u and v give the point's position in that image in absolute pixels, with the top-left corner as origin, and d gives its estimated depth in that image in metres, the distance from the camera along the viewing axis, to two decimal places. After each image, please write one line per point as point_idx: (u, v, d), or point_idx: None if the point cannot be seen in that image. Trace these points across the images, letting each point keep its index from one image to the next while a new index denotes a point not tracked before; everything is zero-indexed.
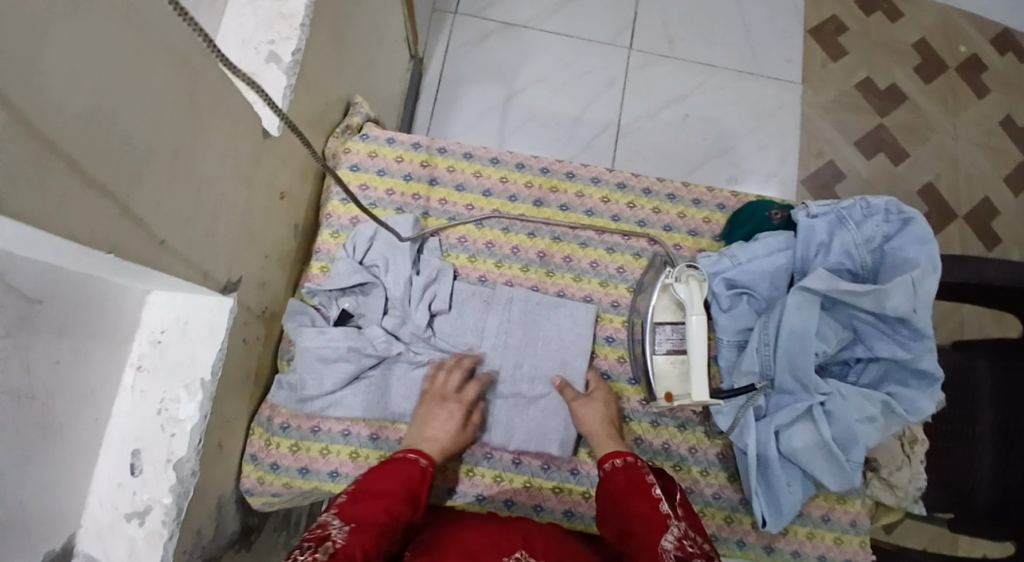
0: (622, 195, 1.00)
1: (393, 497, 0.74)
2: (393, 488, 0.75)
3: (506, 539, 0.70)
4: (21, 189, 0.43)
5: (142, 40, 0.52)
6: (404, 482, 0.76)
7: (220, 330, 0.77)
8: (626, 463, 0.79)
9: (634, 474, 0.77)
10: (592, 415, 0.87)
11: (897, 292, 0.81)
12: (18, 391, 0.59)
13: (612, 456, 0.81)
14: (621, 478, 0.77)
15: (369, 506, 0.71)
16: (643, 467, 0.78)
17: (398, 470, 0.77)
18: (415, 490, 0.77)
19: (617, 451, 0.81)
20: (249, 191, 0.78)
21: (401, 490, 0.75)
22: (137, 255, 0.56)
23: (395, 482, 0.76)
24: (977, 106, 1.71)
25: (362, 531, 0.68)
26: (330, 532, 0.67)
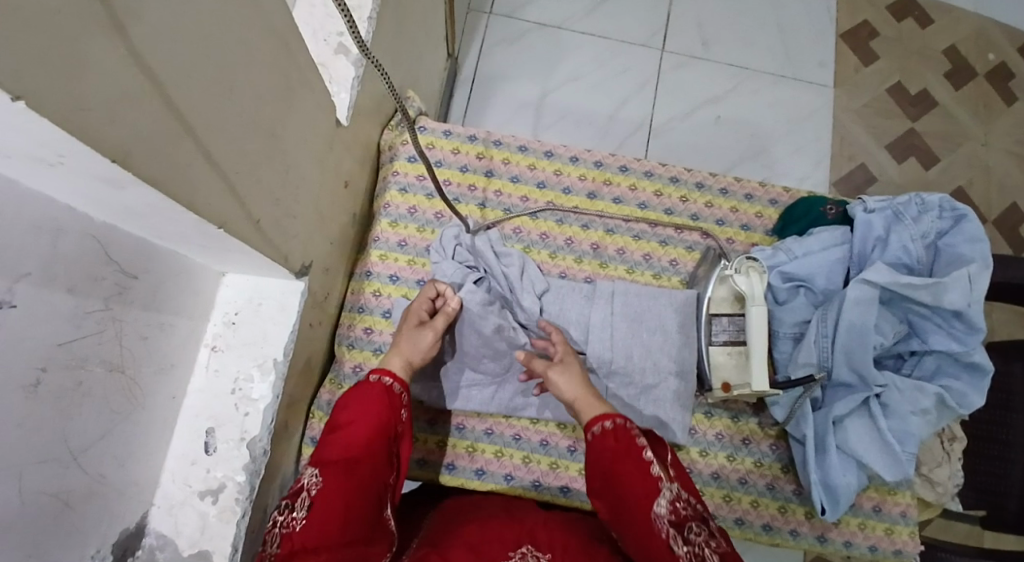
0: (674, 189, 1.02)
1: (359, 424, 0.73)
2: (360, 414, 0.74)
3: (512, 533, 0.74)
4: (159, 160, 0.44)
5: (255, 17, 0.53)
6: (365, 404, 0.75)
7: (292, 310, 0.79)
8: (615, 425, 0.75)
9: (623, 437, 0.74)
10: (570, 381, 0.82)
11: (954, 288, 0.82)
12: (111, 362, 0.60)
13: (597, 421, 0.76)
14: (612, 443, 0.74)
15: (335, 447, 0.72)
16: (633, 429, 0.75)
17: (359, 395, 0.76)
18: (381, 406, 0.75)
19: (604, 414, 0.77)
20: (321, 176, 0.79)
21: (369, 411, 0.74)
22: (237, 231, 0.58)
23: (357, 409, 0.74)
24: (1008, 113, 1.72)
25: (338, 469, 0.69)
26: (303, 482, 0.69)
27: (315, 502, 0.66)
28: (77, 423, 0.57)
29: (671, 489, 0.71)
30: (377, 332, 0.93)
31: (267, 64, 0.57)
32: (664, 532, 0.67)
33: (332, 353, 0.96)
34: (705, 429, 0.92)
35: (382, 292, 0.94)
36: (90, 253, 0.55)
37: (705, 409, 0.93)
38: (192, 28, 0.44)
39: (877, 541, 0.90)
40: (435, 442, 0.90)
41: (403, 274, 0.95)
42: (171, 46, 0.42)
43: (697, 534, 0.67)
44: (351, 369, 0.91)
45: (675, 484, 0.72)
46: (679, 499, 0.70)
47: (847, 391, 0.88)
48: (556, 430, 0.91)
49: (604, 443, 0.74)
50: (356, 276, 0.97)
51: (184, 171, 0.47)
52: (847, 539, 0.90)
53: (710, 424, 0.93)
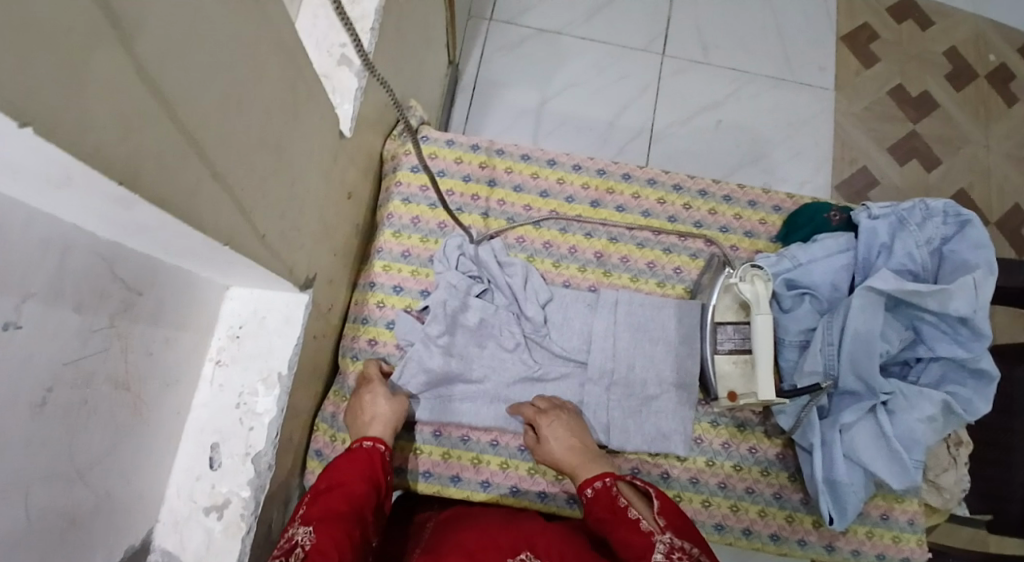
0: (678, 196, 1.02)
1: (346, 490, 0.75)
2: (348, 481, 0.76)
3: (509, 540, 0.73)
4: (170, 182, 0.44)
5: (261, 32, 0.53)
6: (360, 472, 0.77)
7: (296, 323, 0.78)
8: (601, 487, 0.78)
9: (606, 497, 0.76)
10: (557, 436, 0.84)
11: (961, 295, 0.82)
12: (116, 379, 0.60)
13: (588, 483, 0.79)
14: (600, 508, 0.76)
15: (328, 506, 0.72)
16: (613, 487, 0.77)
17: (344, 463, 0.78)
18: (369, 474, 0.78)
19: (592, 476, 0.79)
20: (326, 188, 0.79)
21: (359, 478, 0.76)
22: (243, 247, 0.57)
23: (343, 472, 0.77)
24: (1008, 115, 1.72)
25: (329, 526, 0.69)
26: (296, 539, 0.68)
27: (308, 555, 0.65)
28: (83, 442, 0.57)
29: (665, 541, 0.69)
30: (381, 343, 0.93)
31: (273, 78, 0.57)
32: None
33: (336, 364, 0.95)
34: (711, 439, 0.92)
35: (385, 303, 0.94)
36: (96, 271, 0.55)
37: (711, 418, 0.93)
38: (200, 45, 0.44)
39: (885, 549, 0.90)
40: (440, 454, 0.89)
41: (406, 285, 0.95)
42: (180, 63, 0.42)
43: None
44: (355, 381, 0.91)
45: (667, 533, 0.70)
46: (673, 546, 0.68)
47: (854, 399, 0.88)
48: None
49: (599, 504, 0.76)
50: (360, 286, 0.97)
51: (194, 191, 0.47)
52: (855, 547, 0.90)
53: (717, 433, 0.92)
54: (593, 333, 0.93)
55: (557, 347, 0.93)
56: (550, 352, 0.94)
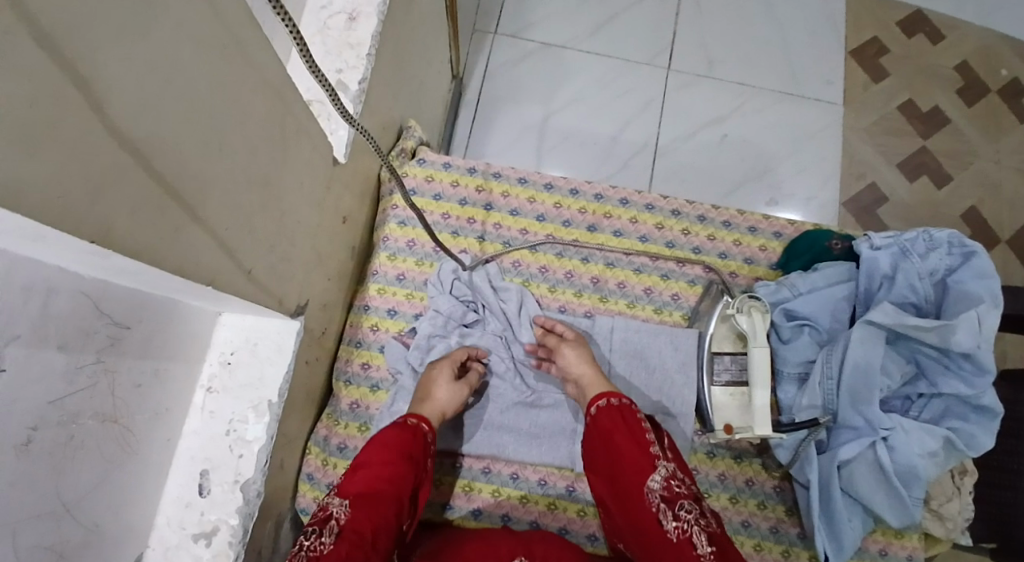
0: (676, 221, 1.00)
1: (385, 465, 0.73)
2: (388, 455, 0.74)
3: (507, 546, 0.75)
4: (143, 231, 0.44)
5: (246, 73, 0.53)
6: (399, 448, 0.76)
7: (288, 351, 0.78)
8: (618, 404, 0.79)
9: (624, 414, 0.78)
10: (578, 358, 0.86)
11: (963, 329, 0.79)
12: (104, 414, 0.60)
13: (601, 396, 0.80)
14: (611, 421, 0.77)
15: (366, 480, 0.71)
16: (634, 407, 0.79)
17: (390, 434, 0.77)
18: (411, 452, 0.76)
19: (608, 392, 0.80)
20: (319, 215, 0.78)
21: (398, 455, 0.75)
22: (228, 285, 0.57)
23: (378, 450, 0.75)
24: (1019, 130, 1.69)
25: (366, 503, 0.69)
26: (331, 512, 0.67)
27: (343, 532, 0.65)
28: (70, 478, 0.56)
29: (666, 466, 0.73)
30: (373, 368, 0.93)
31: (259, 116, 0.57)
32: (655, 504, 0.70)
33: (329, 387, 0.95)
34: (707, 470, 0.91)
35: (380, 326, 0.94)
36: (84, 310, 0.54)
37: (707, 448, 0.92)
38: (177, 95, 0.44)
39: None
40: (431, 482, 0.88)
41: (401, 308, 0.95)
42: (155, 116, 0.42)
43: (688, 510, 0.68)
44: (348, 406, 0.91)
45: (670, 463, 0.74)
46: (672, 476, 0.72)
47: (853, 434, 0.85)
48: (555, 469, 0.90)
49: (607, 417, 0.78)
50: (354, 309, 0.96)
51: (170, 237, 0.47)
52: None
53: (713, 464, 0.91)
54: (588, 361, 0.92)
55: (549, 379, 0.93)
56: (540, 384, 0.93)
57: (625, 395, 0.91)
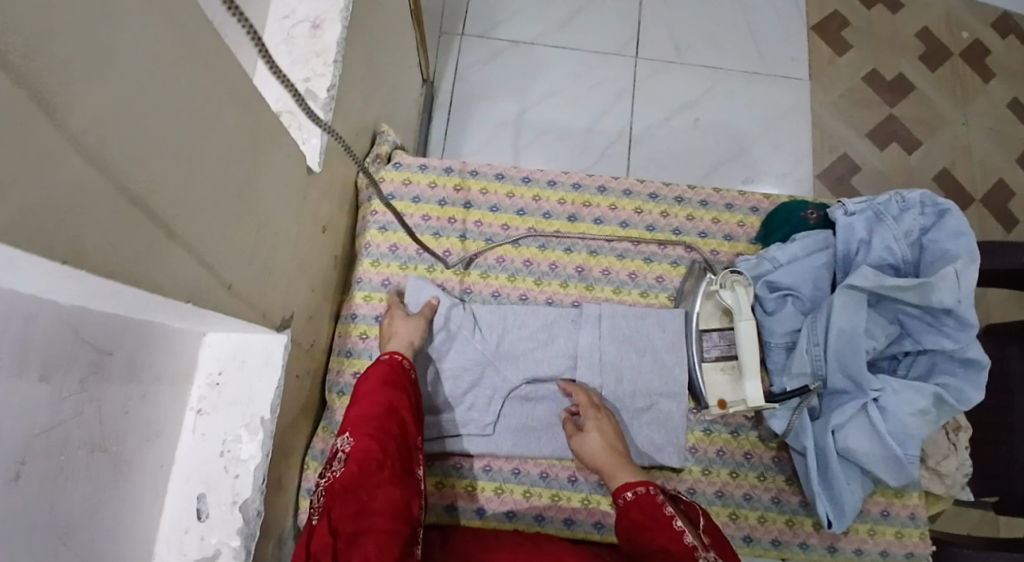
0: (654, 205, 1.01)
1: (375, 399, 0.78)
2: (377, 390, 0.79)
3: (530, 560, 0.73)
4: (117, 247, 0.43)
5: (211, 85, 0.53)
6: (385, 377, 0.80)
7: (277, 363, 0.77)
8: (639, 494, 0.77)
9: (647, 504, 0.76)
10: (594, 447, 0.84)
11: (942, 288, 0.81)
12: (92, 442, 0.59)
13: (629, 487, 0.78)
14: (637, 515, 0.76)
15: (362, 409, 0.77)
16: (657, 494, 0.77)
17: (374, 370, 0.81)
18: (393, 381, 0.80)
19: (626, 484, 0.79)
20: (297, 225, 0.78)
21: (385, 388, 0.79)
22: (208, 300, 0.57)
23: (370, 378, 0.80)
24: (984, 91, 1.72)
25: (364, 428, 0.75)
26: (337, 444, 0.75)
27: (348, 460, 0.73)
28: (63, 508, 0.56)
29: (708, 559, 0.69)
30: None
31: (227, 128, 0.56)
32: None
33: (323, 399, 0.95)
34: (706, 447, 0.92)
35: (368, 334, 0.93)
36: (61, 336, 0.54)
37: (703, 426, 0.92)
38: (139, 111, 0.43)
39: (888, 545, 0.89)
40: (432, 483, 0.89)
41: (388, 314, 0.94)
42: (119, 131, 0.42)
43: None
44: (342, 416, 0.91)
45: (710, 553, 0.70)
46: None
47: (844, 398, 0.87)
48: (555, 461, 0.90)
49: (633, 512, 0.76)
50: (342, 319, 0.96)
51: (145, 254, 0.47)
52: (858, 546, 0.89)
53: (710, 441, 0.92)
54: (578, 349, 0.93)
55: (546, 366, 0.92)
56: (530, 368, 0.92)
57: (616, 381, 0.92)
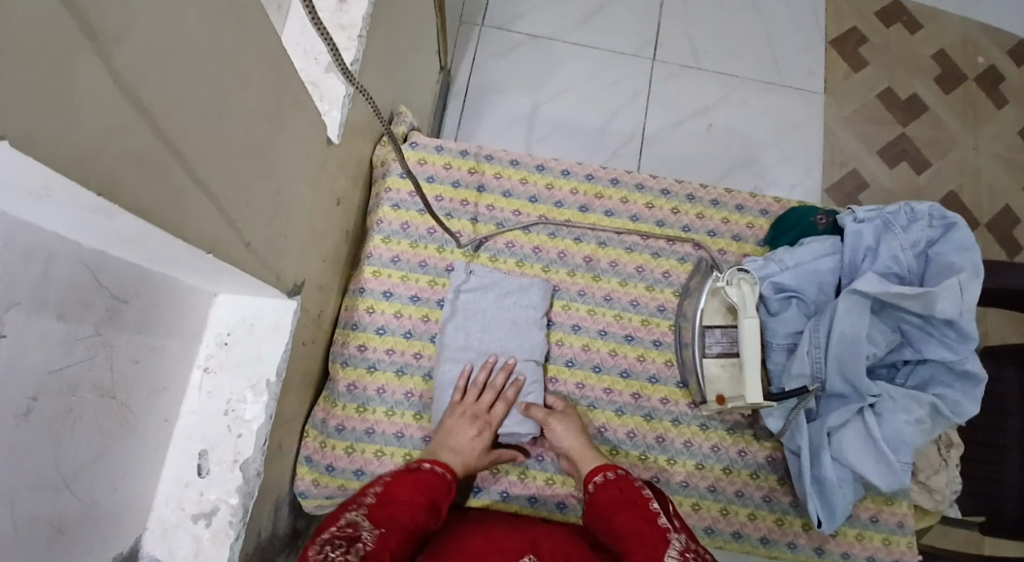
0: (666, 201, 1.03)
1: (415, 506, 0.77)
2: (417, 506, 0.78)
3: (513, 543, 0.74)
4: (147, 187, 0.45)
5: (244, 41, 0.54)
6: (425, 494, 0.79)
7: (286, 328, 0.78)
8: (618, 475, 0.81)
9: (628, 487, 0.80)
10: (568, 432, 0.86)
11: (945, 297, 0.81)
12: (102, 388, 0.60)
13: (599, 471, 0.82)
14: (617, 494, 0.80)
15: (394, 512, 0.76)
16: (635, 479, 0.81)
17: (420, 477, 0.80)
18: (437, 495, 0.80)
19: (607, 464, 0.83)
20: (314, 193, 0.79)
21: (424, 494, 0.79)
22: (227, 254, 0.58)
23: (412, 492, 0.79)
24: (996, 117, 1.73)
25: (391, 533, 0.73)
26: (359, 533, 0.72)
27: (368, 555, 0.69)
28: (69, 450, 0.56)
29: (679, 539, 0.73)
30: (371, 349, 0.92)
31: (256, 87, 0.58)
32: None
33: (326, 370, 0.95)
34: (701, 442, 0.93)
35: (375, 309, 0.94)
36: (81, 279, 0.55)
37: (700, 421, 0.94)
38: (177, 56, 0.45)
39: (875, 551, 0.91)
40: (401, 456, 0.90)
41: (424, 294, 0.95)
42: (158, 74, 0.43)
43: None
44: (345, 387, 0.91)
45: (682, 536, 0.74)
46: (688, 549, 0.72)
47: (841, 401, 0.88)
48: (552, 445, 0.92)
49: (606, 493, 0.80)
50: (350, 292, 0.96)
51: (174, 200, 0.48)
52: (845, 550, 0.91)
53: (705, 436, 0.93)
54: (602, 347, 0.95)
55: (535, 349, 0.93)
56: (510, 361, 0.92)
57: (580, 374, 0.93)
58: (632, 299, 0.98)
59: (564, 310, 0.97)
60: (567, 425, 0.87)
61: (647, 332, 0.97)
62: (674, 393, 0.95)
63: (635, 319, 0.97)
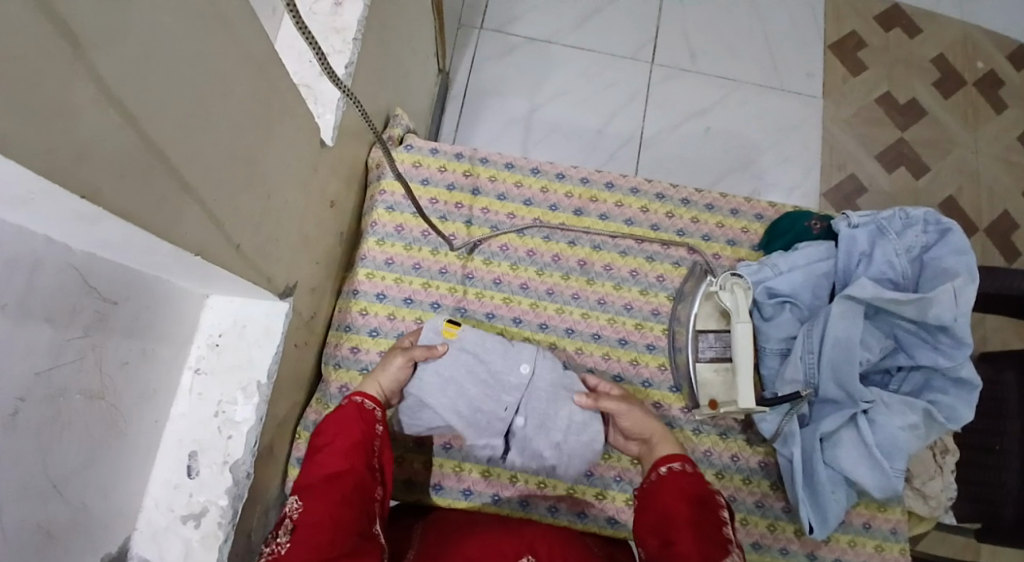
0: (660, 204, 1.03)
1: (332, 448, 0.77)
2: (336, 444, 0.77)
3: (511, 547, 0.74)
4: (131, 191, 0.45)
5: (229, 44, 0.53)
6: (342, 426, 0.79)
7: (275, 333, 0.78)
8: (684, 470, 0.79)
9: (696, 485, 0.78)
10: (637, 418, 0.85)
11: (940, 303, 0.81)
12: (91, 391, 0.60)
13: (667, 461, 0.81)
14: (682, 487, 0.77)
15: (317, 468, 0.76)
16: (702, 478, 0.79)
17: (333, 420, 0.80)
18: (359, 427, 0.79)
19: (674, 456, 0.81)
20: (306, 196, 0.79)
21: (343, 432, 0.78)
22: (215, 257, 0.58)
23: (329, 435, 0.78)
24: (995, 121, 1.72)
25: (317, 491, 0.73)
26: (287, 508, 0.73)
27: (297, 526, 0.70)
28: (57, 455, 0.56)
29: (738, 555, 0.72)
30: (364, 351, 0.92)
31: (244, 90, 0.57)
32: None
33: (320, 372, 0.95)
34: (693, 447, 0.92)
35: (368, 311, 0.94)
36: (69, 283, 0.55)
37: (693, 426, 0.93)
38: (161, 59, 0.44)
39: (868, 557, 0.90)
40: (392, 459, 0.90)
41: (417, 296, 0.95)
42: (141, 79, 0.43)
43: None
44: (337, 389, 0.91)
45: (739, 549, 0.73)
46: None
47: (835, 407, 0.88)
48: None
49: (675, 484, 0.78)
50: (343, 294, 0.96)
51: (159, 204, 0.48)
52: (838, 556, 0.90)
53: (698, 441, 0.93)
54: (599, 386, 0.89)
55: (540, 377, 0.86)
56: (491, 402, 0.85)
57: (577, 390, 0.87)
58: (625, 303, 0.98)
59: (557, 313, 0.97)
60: (633, 414, 0.85)
61: (641, 336, 0.97)
62: (668, 397, 0.94)
63: (629, 323, 0.97)
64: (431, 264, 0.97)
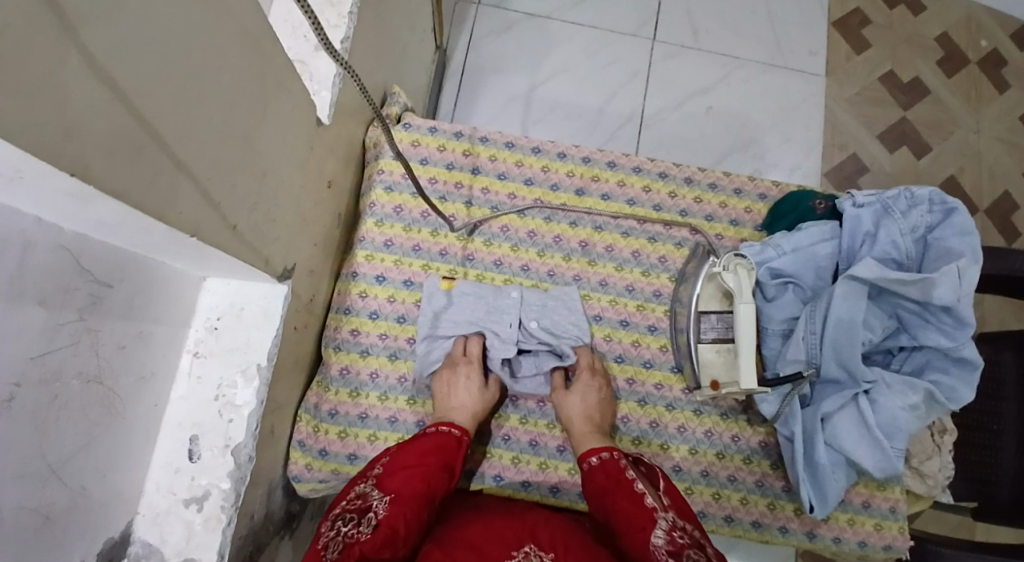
0: (663, 184, 1.01)
1: (421, 467, 0.78)
2: (425, 464, 0.79)
3: (513, 531, 0.75)
4: (122, 170, 0.43)
5: (222, 20, 0.52)
6: (433, 449, 0.81)
7: (275, 315, 0.77)
8: (603, 459, 0.81)
9: (613, 471, 0.79)
10: (575, 405, 0.87)
11: (943, 283, 0.80)
12: (88, 374, 0.59)
13: (593, 451, 0.82)
14: (603, 477, 0.79)
15: (405, 478, 0.76)
16: (621, 460, 0.81)
17: (429, 441, 0.81)
18: (450, 461, 0.81)
19: (593, 448, 0.82)
20: (303, 177, 0.78)
21: (437, 458, 0.80)
22: (211, 238, 0.57)
23: (417, 455, 0.79)
24: (998, 100, 1.71)
25: (404, 499, 0.73)
26: (370, 503, 0.74)
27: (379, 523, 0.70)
28: (55, 439, 0.56)
29: (667, 519, 0.73)
30: (363, 333, 0.92)
31: (237, 66, 0.56)
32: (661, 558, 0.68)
33: (320, 354, 0.94)
34: (694, 427, 0.93)
35: (368, 293, 0.93)
36: (63, 264, 0.54)
37: (694, 406, 0.93)
38: (151, 33, 0.43)
39: (866, 536, 0.91)
40: (394, 440, 0.90)
41: (417, 278, 0.95)
42: (130, 54, 0.41)
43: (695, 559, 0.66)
44: (338, 372, 0.90)
45: (670, 514, 0.74)
46: (674, 527, 0.71)
47: (836, 388, 0.88)
48: (546, 430, 0.92)
49: (599, 476, 0.80)
50: (342, 276, 0.95)
51: (152, 183, 0.47)
52: (837, 535, 0.91)
53: (699, 422, 0.93)
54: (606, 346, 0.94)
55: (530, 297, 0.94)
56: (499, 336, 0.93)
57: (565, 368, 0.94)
58: (627, 284, 0.97)
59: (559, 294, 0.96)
60: (579, 396, 0.88)
61: (642, 317, 0.96)
62: (670, 377, 0.94)
63: (630, 304, 0.96)
64: (431, 246, 0.96)
